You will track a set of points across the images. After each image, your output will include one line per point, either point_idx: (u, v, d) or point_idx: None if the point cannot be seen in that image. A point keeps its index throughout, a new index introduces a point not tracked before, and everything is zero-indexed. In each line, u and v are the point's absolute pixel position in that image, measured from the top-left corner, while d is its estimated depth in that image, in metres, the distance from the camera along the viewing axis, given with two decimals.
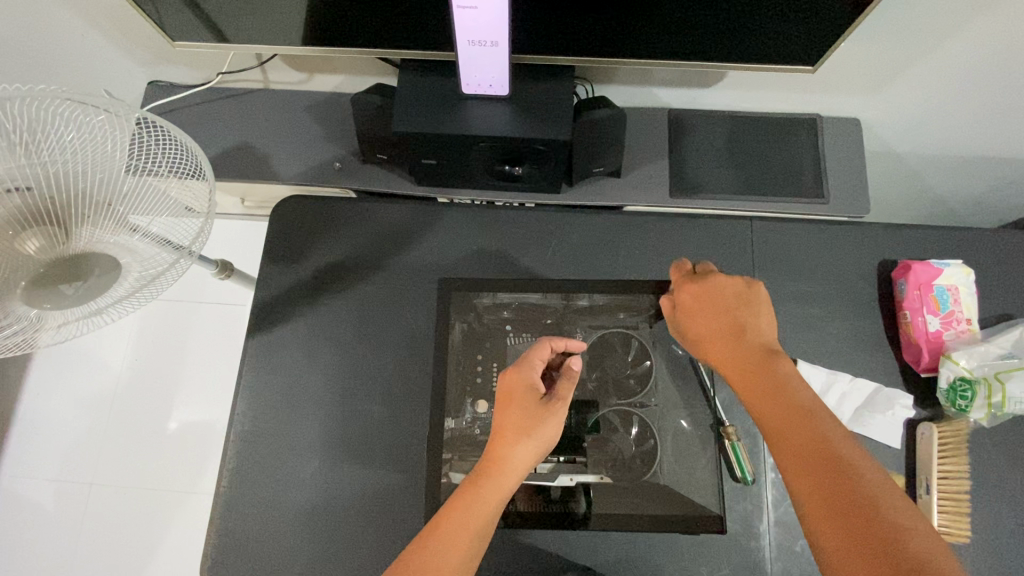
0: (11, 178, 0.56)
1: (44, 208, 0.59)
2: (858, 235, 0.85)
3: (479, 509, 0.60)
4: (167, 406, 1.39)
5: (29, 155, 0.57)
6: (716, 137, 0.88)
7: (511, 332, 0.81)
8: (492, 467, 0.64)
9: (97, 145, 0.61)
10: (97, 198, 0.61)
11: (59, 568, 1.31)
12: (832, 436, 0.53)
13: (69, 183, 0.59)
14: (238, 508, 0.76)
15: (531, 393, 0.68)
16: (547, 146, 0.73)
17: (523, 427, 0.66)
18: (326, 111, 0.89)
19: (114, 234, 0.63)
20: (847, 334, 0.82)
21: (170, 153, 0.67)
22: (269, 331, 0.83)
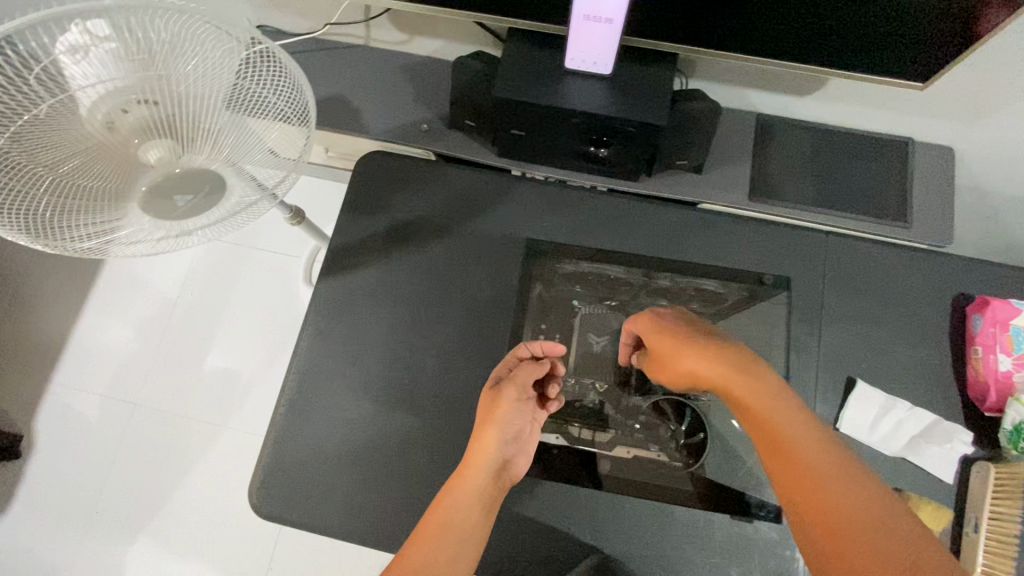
0: (142, 91, 0.61)
1: (165, 123, 0.64)
2: (935, 265, 0.84)
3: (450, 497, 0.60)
4: (212, 341, 1.45)
5: (158, 69, 0.60)
6: (801, 148, 0.88)
7: (577, 305, 0.86)
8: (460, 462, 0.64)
9: (218, 69, 0.63)
10: (213, 121, 0.66)
11: (94, 477, 1.37)
12: (800, 437, 0.51)
13: (190, 103, 0.63)
14: (290, 437, 0.80)
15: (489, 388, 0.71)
16: (638, 129, 0.74)
17: (479, 417, 0.68)
18: (421, 74, 0.92)
19: (222, 160, 0.67)
20: (912, 362, 0.81)
21: (280, 87, 0.67)
22: (339, 275, 0.86)
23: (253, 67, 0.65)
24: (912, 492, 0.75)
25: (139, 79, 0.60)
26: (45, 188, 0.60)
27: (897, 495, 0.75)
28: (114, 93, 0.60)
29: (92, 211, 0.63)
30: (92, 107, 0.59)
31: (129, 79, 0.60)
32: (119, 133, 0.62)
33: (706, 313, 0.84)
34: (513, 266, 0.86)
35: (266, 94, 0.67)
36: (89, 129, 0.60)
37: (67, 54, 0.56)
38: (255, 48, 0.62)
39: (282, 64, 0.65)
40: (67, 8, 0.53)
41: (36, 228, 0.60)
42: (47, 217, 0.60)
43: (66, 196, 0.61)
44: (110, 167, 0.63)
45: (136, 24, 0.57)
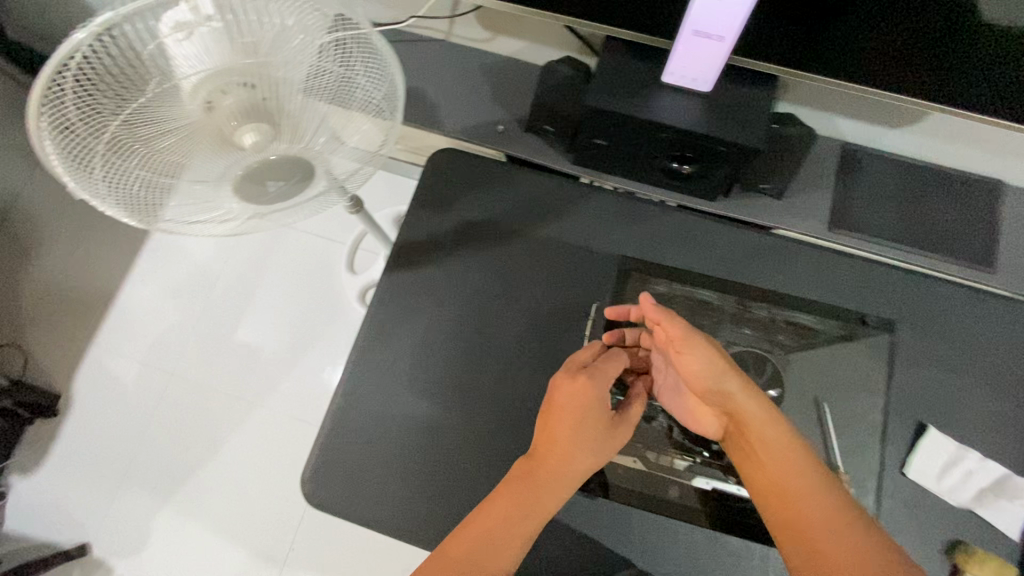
0: (243, 74, 0.59)
1: (262, 107, 0.62)
2: (1019, 312, 0.81)
3: (530, 516, 0.59)
4: (247, 315, 1.43)
5: (257, 55, 0.59)
6: (885, 181, 0.86)
7: None
8: (547, 479, 0.60)
9: (309, 54, 0.61)
10: (311, 111, 0.65)
11: (122, 444, 1.36)
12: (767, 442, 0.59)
13: (286, 90, 0.62)
14: (344, 428, 0.79)
15: (594, 409, 0.63)
16: (730, 150, 0.72)
17: (582, 441, 0.62)
18: (500, 74, 0.91)
19: (311, 150, 0.67)
20: (987, 412, 0.78)
21: (373, 75, 0.67)
22: (403, 271, 0.86)
23: (346, 52, 0.64)
24: (974, 545, 0.72)
25: (243, 61, 0.58)
26: (139, 159, 0.60)
27: (959, 546, 0.72)
28: (215, 75, 0.58)
29: (171, 180, 0.63)
30: (194, 87, 0.58)
31: (231, 60, 0.58)
32: (218, 113, 0.61)
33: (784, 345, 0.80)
34: (580, 276, 0.84)
35: (357, 82, 0.67)
36: (190, 108, 0.59)
37: (171, 35, 0.55)
38: (347, 28, 0.61)
39: (376, 53, 0.65)
40: None
41: (124, 199, 0.61)
42: (134, 189, 0.61)
43: (155, 168, 0.61)
44: (203, 145, 0.62)
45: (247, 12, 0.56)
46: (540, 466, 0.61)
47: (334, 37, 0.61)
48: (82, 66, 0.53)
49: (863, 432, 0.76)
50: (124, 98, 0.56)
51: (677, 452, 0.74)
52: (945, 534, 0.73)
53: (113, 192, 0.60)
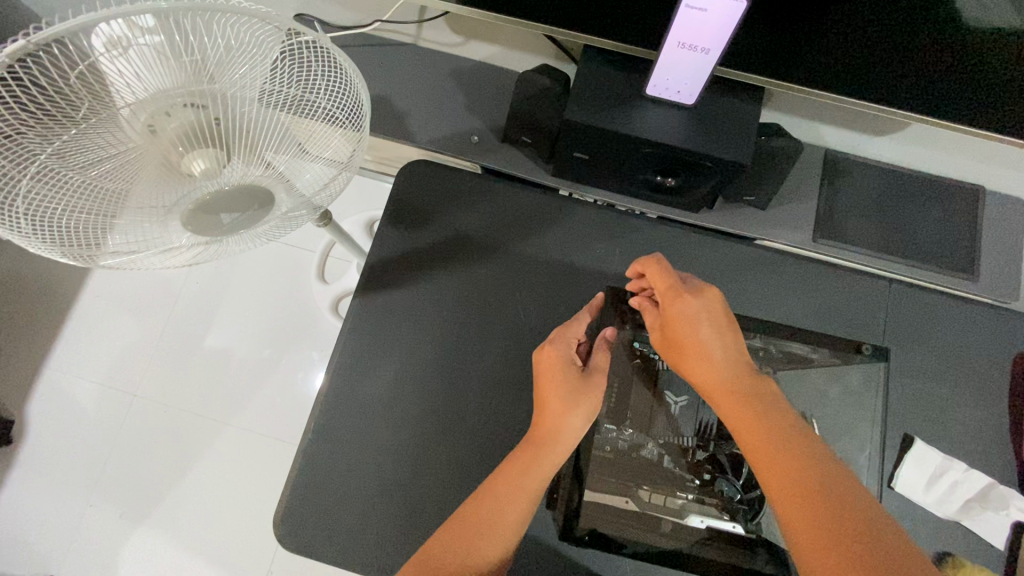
0: (186, 92, 0.52)
1: (209, 129, 0.53)
2: (999, 320, 0.81)
3: (535, 471, 0.61)
4: (213, 323, 1.35)
5: (199, 73, 0.52)
6: (868, 188, 0.85)
7: None
8: (540, 443, 0.63)
9: (257, 63, 0.55)
10: (269, 128, 0.56)
11: (80, 473, 1.26)
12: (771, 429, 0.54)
13: (236, 107, 0.54)
14: (319, 463, 0.75)
15: (567, 364, 0.66)
16: (716, 165, 0.70)
17: (568, 400, 0.63)
18: (474, 82, 0.87)
19: (275, 174, 0.59)
20: (971, 422, 0.78)
21: (333, 88, 0.60)
22: (377, 293, 0.81)
23: (298, 59, 0.57)
24: (965, 558, 0.72)
25: (188, 80, 0.52)
26: (71, 193, 0.52)
27: (949, 560, 0.72)
28: (157, 96, 0.51)
29: (111, 218, 0.54)
30: (132, 112, 0.51)
31: (176, 80, 0.51)
32: (163, 138, 0.53)
33: (774, 361, 0.76)
34: (563, 293, 0.81)
35: (315, 98, 0.60)
36: (131, 133, 0.52)
37: (105, 53, 0.48)
38: (300, 38, 0.54)
39: (331, 56, 0.57)
40: (117, 9, 0.45)
41: (53, 236, 0.52)
42: (64, 225, 0.53)
43: (91, 202, 0.53)
44: (147, 175, 0.54)
45: (189, 26, 0.49)
46: (536, 433, 0.63)
47: (285, 48, 0.55)
48: (0, 94, 0.46)
49: (853, 447, 0.75)
50: (51, 129, 0.49)
51: (670, 488, 0.70)
52: (934, 548, 0.73)
53: (41, 230, 0.52)
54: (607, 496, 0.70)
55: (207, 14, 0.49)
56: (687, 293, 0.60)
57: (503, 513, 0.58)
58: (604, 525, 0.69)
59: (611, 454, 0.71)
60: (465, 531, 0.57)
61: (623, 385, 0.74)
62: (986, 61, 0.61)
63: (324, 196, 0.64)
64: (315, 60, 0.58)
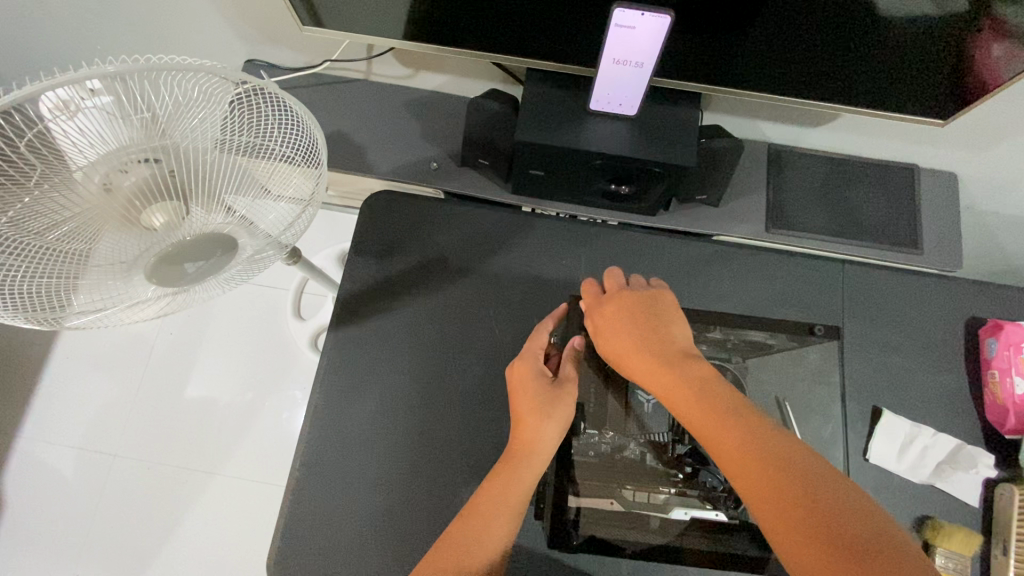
0: (140, 148, 0.53)
1: (168, 182, 0.54)
2: (946, 288, 0.85)
3: (516, 485, 0.62)
4: (192, 373, 1.33)
5: (152, 131, 0.53)
6: (811, 177, 0.89)
7: None
8: (518, 455, 0.64)
9: (213, 117, 0.56)
10: (229, 174, 0.57)
11: (66, 541, 1.22)
12: (715, 414, 0.57)
13: (192, 160, 0.54)
14: (309, 501, 0.74)
15: (534, 379, 0.68)
16: (664, 170, 0.73)
17: (541, 409, 0.66)
18: (427, 111, 0.89)
19: (237, 219, 0.60)
20: (934, 388, 0.81)
21: (286, 130, 0.61)
22: (351, 326, 0.82)
23: (250, 106, 0.58)
24: (942, 519, 0.76)
25: (141, 136, 0.52)
26: (31, 260, 0.52)
27: (928, 523, 0.75)
28: (110, 155, 0.52)
29: (76, 279, 0.55)
30: (85, 173, 0.52)
31: (129, 139, 0.52)
32: (119, 196, 0.53)
33: (740, 350, 0.81)
34: (536, 305, 0.83)
35: (270, 142, 0.61)
36: (85, 193, 0.52)
37: (54, 117, 0.49)
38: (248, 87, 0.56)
39: (284, 103, 0.59)
40: (62, 76, 0.45)
41: (14, 302, 0.53)
42: (25, 290, 0.53)
43: (56, 267, 0.54)
44: (108, 228, 0.54)
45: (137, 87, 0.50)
46: (513, 447, 0.65)
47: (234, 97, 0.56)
48: None
49: (824, 425, 0.78)
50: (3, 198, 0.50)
51: (655, 486, 0.72)
52: (911, 512, 0.76)
53: (3, 297, 0.53)
54: (593, 500, 0.71)
55: (153, 72, 0.49)
56: (604, 300, 0.70)
57: (491, 525, 0.60)
58: (595, 528, 0.70)
59: (598, 460, 0.73)
60: (455, 551, 0.58)
61: (600, 389, 0.75)
62: (903, 48, 0.65)
63: (289, 233, 0.65)
64: (270, 108, 0.60)
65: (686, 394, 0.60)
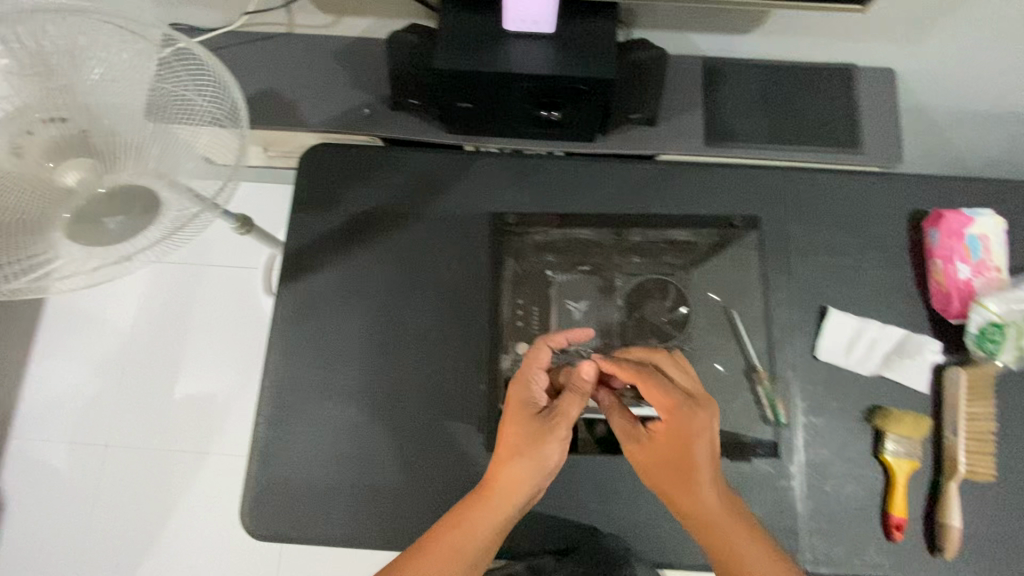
0: (49, 107, 0.57)
1: (78, 139, 0.58)
2: (890, 183, 0.85)
3: (472, 529, 0.60)
4: (178, 370, 1.33)
5: (59, 88, 0.57)
6: (748, 87, 0.88)
7: (554, 274, 0.84)
8: (484, 492, 0.62)
9: (126, 74, 0.59)
10: (139, 131, 0.60)
11: (72, 530, 1.26)
12: (717, 535, 0.61)
13: (100, 115, 0.58)
14: (278, 452, 0.77)
15: (519, 412, 0.66)
16: (588, 87, 0.73)
17: (517, 445, 0.64)
18: (354, 57, 0.88)
19: (155, 177, 0.59)
20: (880, 283, 0.82)
21: (204, 88, 0.62)
22: (300, 280, 0.82)
23: (166, 66, 0.61)
24: (891, 407, 0.78)
25: (49, 95, 0.57)
26: None
27: (877, 411, 0.77)
28: (19, 112, 0.56)
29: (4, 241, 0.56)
30: None
31: (38, 99, 0.56)
32: (31, 157, 0.56)
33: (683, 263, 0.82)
34: (485, 235, 0.83)
35: (189, 100, 0.62)
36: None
37: None
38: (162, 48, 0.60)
39: (197, 61, 0.62)
40: None
41: None
42: None
43: None
44: (32, 195, 0.56)
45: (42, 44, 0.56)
46: (484, 483, 0.63)
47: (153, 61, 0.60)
48: None
49: (770, 329, 0.80)
50: None
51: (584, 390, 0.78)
52: (862, 404, 0.79)
53: None
54: None
55: (58, 27, 0.56)
56: (627, 366, 0.66)
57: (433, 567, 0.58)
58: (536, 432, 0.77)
59: None
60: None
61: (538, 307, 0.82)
62: None
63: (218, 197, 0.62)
64: (186, 67, 0.62)
65: (694, 487, 0.62)
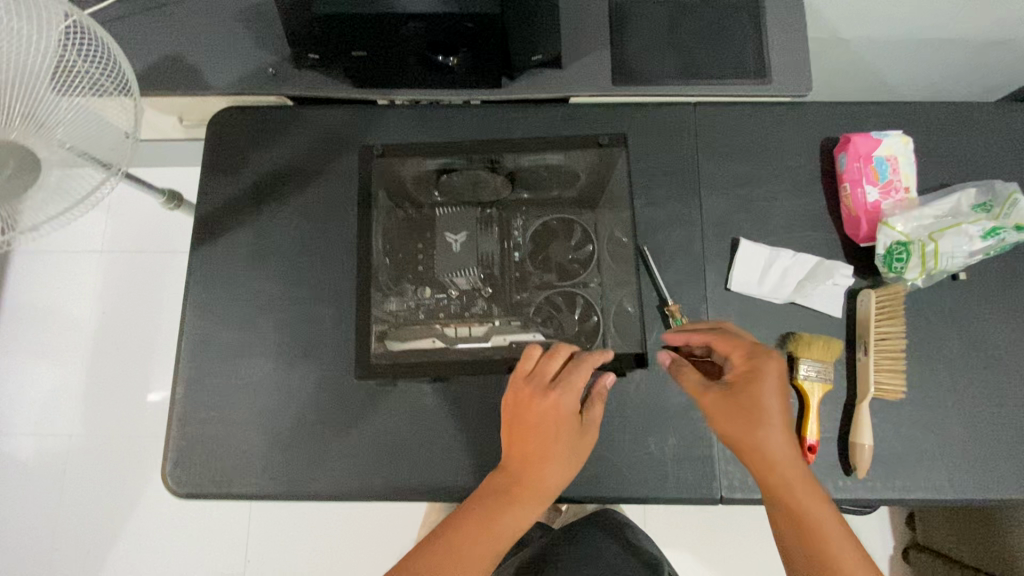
0: None
1: None
2: (797, 113, 0.85)
3: (506, 526, 0.60)
4: (147, 372, 1.33)
5: None
6: (656, 22, 0.86)
7: (443, 208, 0.83)
8: (520, 490, 0.61)
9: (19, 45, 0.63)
10: (28, 97, 0.65)
11: (40, 520, 1.27)
12: (785, 467, 0.59)
13: None
14: (200, 413, 0.78)
15: (567, 417, 0.64)
16: (476, 23, 0.69)
17: (552, 446, 0.62)
18: (256, 17, 0.86)
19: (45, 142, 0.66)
20: (792, 212, 0.82)
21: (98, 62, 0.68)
22: (213, 244, 0.82)
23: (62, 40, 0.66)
24: (804, 332, 0.78)
25: None
26: None
27: (791, 337, 0.77)
28: None
29: None
30: None
31: None
32: None
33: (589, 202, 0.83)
34: (369, 172, 0.83)
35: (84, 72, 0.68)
36: None
37: None
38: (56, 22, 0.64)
39: (91, 37, 0.67)
40: None
41: None
42: None
43: None
44: None
45: None
46: (516, 479, 0.62)
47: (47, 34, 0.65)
48: None
49: (681, 264, 0.81)
50: None
51: (478, 321, 0.78)
52: (777, 332, 0.79)
53: None
54: (414, 342, 0.77)
55: None
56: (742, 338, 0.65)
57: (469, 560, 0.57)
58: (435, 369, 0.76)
59: (430, 317, 0.78)
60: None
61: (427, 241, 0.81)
62: None
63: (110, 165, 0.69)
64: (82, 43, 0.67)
65: (766, 438, 0.60)
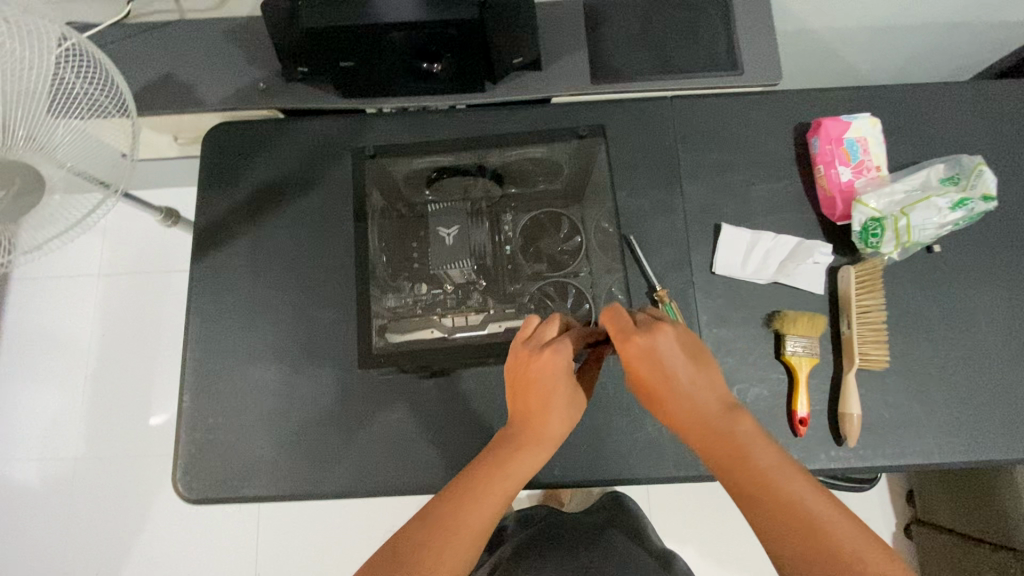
0: None
1: None
2: (771, 101, 0.89)
3: (514, 473, 0.58)
4: (152, 389, 1.34)
5: None
6: (631, 22, 0.90)
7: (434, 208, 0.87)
8: (529, 436, 0.60)
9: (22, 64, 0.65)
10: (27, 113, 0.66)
11: (50, 541, 1.27)
12: (711, 415, 0.57)
13: None
14: (209, 418, 0.79)
15: (566, 371, 0.61)
16: (459, 30, 0.73)
17: (554, 396, 0.61)
18: (245, 35, 0.89)
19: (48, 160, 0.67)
20: (771, 196, 0.86)
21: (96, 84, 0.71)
22: (213, 254, 0.85)
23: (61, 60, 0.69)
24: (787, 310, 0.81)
25: None
26: None
27: (776, 316, 0.80)
28: None
29: None
30: None
31: None
32: None
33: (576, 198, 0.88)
34: (361, 177, 0.87)
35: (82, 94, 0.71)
36: None
37: None
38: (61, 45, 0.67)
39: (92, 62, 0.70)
40: None
41: None
42: None
43: None
44: None
45: None
46: (523, 426, 0.60)
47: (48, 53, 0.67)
48: None
49: (667, 250, 0.84)
50: None
51: (473, 311, 0.84)
52: (762, 311, 0.82)
53: None
54: (414, 333, 0.82)
55: None
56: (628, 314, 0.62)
57: (481, 504, 0.55)
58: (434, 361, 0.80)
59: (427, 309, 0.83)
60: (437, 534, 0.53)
61: (419, 238, 0.85)
62: None
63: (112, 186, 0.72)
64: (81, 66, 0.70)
65: (684, 393, 0.58)
